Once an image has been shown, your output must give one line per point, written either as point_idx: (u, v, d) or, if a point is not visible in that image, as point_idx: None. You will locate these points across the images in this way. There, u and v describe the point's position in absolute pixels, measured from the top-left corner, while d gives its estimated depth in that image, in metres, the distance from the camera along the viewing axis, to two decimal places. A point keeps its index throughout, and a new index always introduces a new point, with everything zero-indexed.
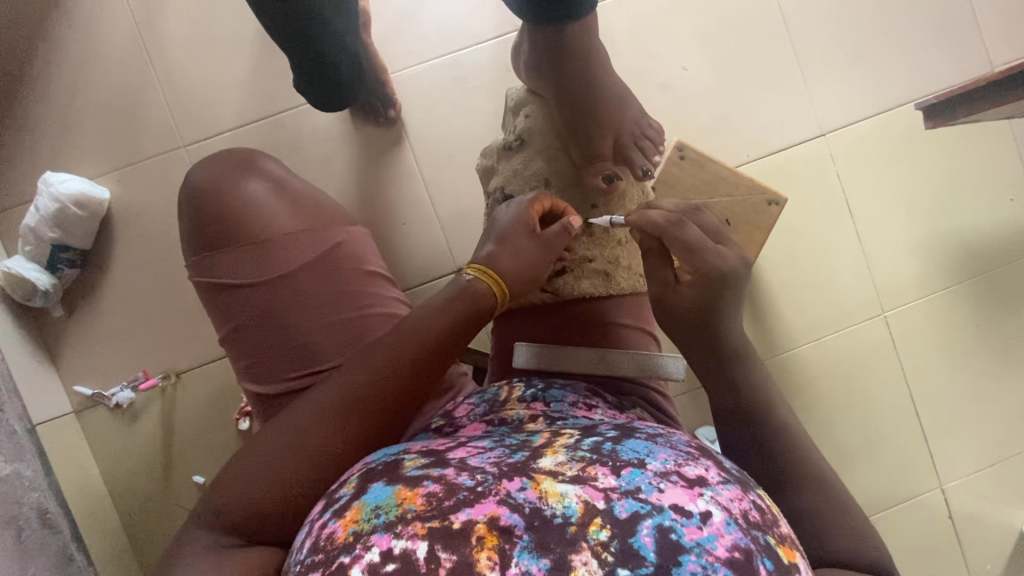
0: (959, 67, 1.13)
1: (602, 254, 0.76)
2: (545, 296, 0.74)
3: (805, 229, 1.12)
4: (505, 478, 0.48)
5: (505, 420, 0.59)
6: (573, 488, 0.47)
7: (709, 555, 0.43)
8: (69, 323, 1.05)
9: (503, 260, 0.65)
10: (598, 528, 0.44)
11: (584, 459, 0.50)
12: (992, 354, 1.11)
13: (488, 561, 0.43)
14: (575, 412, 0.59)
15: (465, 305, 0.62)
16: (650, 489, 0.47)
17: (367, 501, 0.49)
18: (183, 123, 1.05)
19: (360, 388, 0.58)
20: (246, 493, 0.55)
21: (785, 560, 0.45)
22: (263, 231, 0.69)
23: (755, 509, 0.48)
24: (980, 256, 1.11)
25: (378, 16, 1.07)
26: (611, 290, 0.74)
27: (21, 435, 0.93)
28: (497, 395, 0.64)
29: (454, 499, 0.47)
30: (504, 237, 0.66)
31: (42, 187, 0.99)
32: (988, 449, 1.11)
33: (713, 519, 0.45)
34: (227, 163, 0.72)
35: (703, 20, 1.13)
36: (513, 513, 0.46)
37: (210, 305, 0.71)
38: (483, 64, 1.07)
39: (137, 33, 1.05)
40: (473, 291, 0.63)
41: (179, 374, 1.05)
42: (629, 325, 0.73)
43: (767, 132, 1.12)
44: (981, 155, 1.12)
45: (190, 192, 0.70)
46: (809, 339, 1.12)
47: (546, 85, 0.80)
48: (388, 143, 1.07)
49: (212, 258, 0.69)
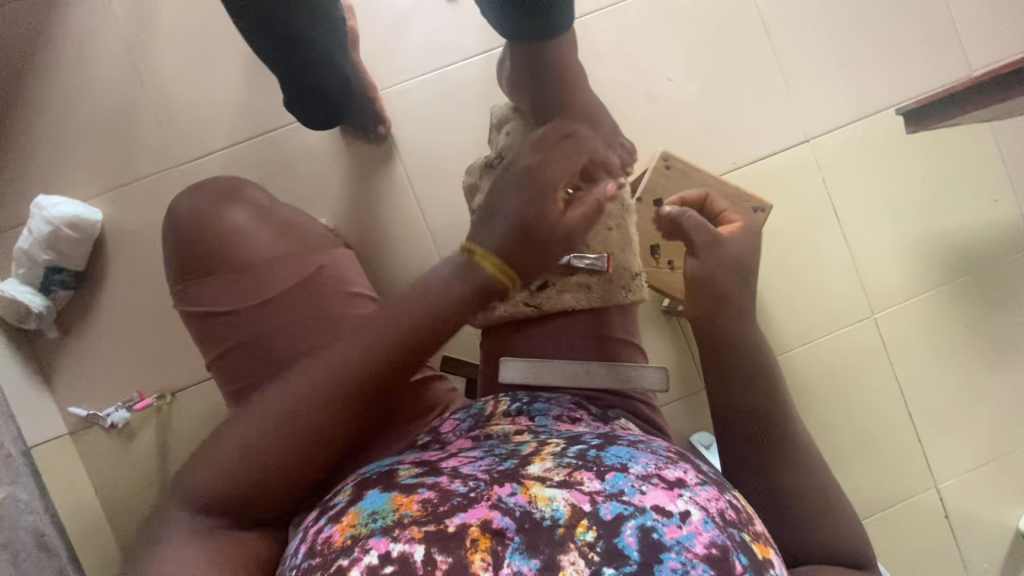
0: (938, 72, 1.15)
1: (586, 268, 0.77)
2: (528, 311, 0.73)
3: (793, 235, 1.13)
4: (496, 484, 0.53)
5: (491, 434, 0.61)
6: (561, 493, 0.51)
7: (688, 552, 0.48)
8: (62, 344, 1.05)
9: (512, 237, 0.58)
10: (584, 529, 0.49)
11: (570, 466, 0.54)
12: (982, 354, 1.12)
13: (481, 562, 0.48)
14: (557, 426, 0.62)
15: (467, 287, 0.58)
16: (633, 491, 0.51)
17: (363, 506, 0.53)
18: (175, 143, 1.06)
19: (336, 376, 0.56)
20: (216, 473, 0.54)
21: (760, 556, 0.51)
22: (246, 256, 0.69)
23: (732, 508, 0.53)
24: (966, 257, 1.13)
25: (367, 34, 1.08)
26: (593, 302, 0.75)
27: (16, 458, 0.94)
28: (482, 409, 0.66)
29: (449, 505, 0.51)
30: (520, 191, 0.58)
31: (35, 211, 1.00)
32: (980, 448, 1.12)
33: (692, 518, 0.50)
34: (209, 192, 0.73)
35: (688, 31, 1.14)
36: (504, 517, 0.50)
37: (195, 332, 0.71)
38: (472, 79, 1.09)
39: (129, 55, 1.06)
40: (472, 273, 0.58)
41: (174, 394, 1.05)
42: (605, 337, 0.73)
43: (753, 138, 1.14)
44: (964, 158, 1.14)
45: (174, 221, 0.71)
46: (802, 344, 1.13)
47: (523, 100, 0.80)
48: (379, 158, 1.08)
49: (197, 286, 0.70)
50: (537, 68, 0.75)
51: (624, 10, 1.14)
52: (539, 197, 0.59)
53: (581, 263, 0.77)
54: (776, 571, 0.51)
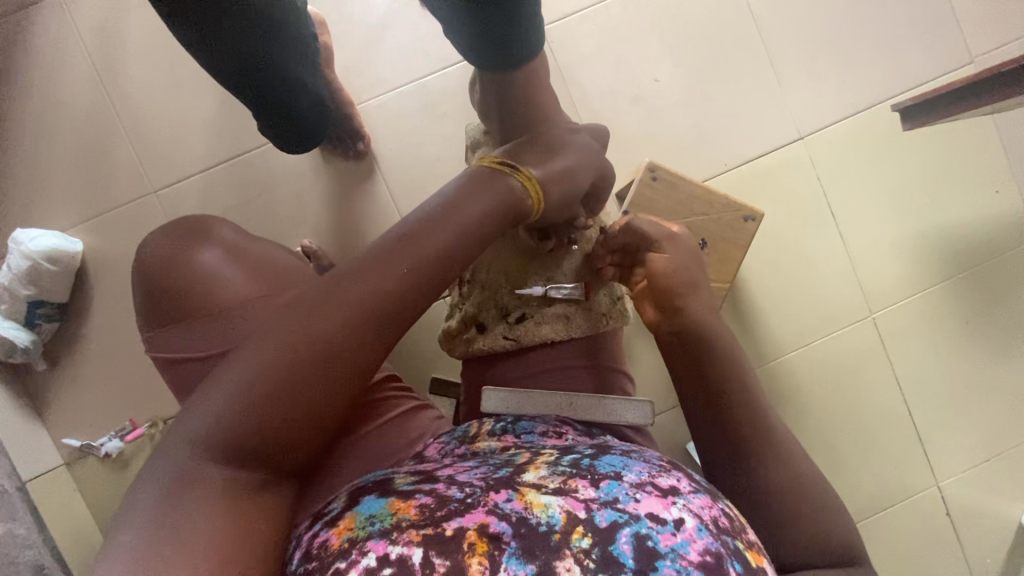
0: (936, 61, 1.10)
1: (563, 298, 0.75)
2: (507, 343, 0.73)
3: (788, 236, 1.10)
4: (492, 490, 0.53)
5: (477, 451, 0.61)
6: (556, 500, 0.51)
7: (683, 559, 0.48)
8: (52, 377, 1.04)
9: (545, 172, 0.65)
10: (580, 536, 0.49)
11: (565, 473, 0.55)
12: (983, 349, 1.09)
13: (479, 566, 0.47)
14: (546, 441, 0.62)
15: (498, 196, 0.60)
16: (627, 499, 0.52)
17: (359, 511, 0.52)
18: (152, 169, 1.04)
19: (322, 341, 0.50)
20: (206, 433, 0.49)
21: (753, 564, 0.50)
22: (210, 296, 0.67)
23: (724, 515, 0.53)
24: (965, 251, 1.10)
25: (341, 47, 1.05)
26: (571, 333, 0.73)
27: (12, 494, 0.96)
28: (467, 431, 0.66)
29: (446, 509, 0.51)
30: (558, 150, 0.68)
31: (13, 245, 0.98)
32: (983, 443, 1.09)
33: (685, 525, 0.50)
34: (180, 233, 0.71)
35: (674, 29, 1.10)
36: (501, 522, 0.50)
37: (170, 377, 0.70)
38: (451, 89, 1.06)
39: (98, 79, 1.04)
40: (508, 182, 0.61)
41: (167, 421, 1.05)
42: (586, 367, 0.72)
43: (744, 139, 1.10)
44: (964, 150, 1.11)
45: (145, 266, 0.70)
46: (798, 346, 1.10)
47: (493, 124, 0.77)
48: (360, 175, 1.06)
49: (166, 331, 0.68)
50: (510, 100, 0.70)
51: (606, 11, 1.10)
52: (572, 161, 0.68)
53: (557, 293, 0.75)
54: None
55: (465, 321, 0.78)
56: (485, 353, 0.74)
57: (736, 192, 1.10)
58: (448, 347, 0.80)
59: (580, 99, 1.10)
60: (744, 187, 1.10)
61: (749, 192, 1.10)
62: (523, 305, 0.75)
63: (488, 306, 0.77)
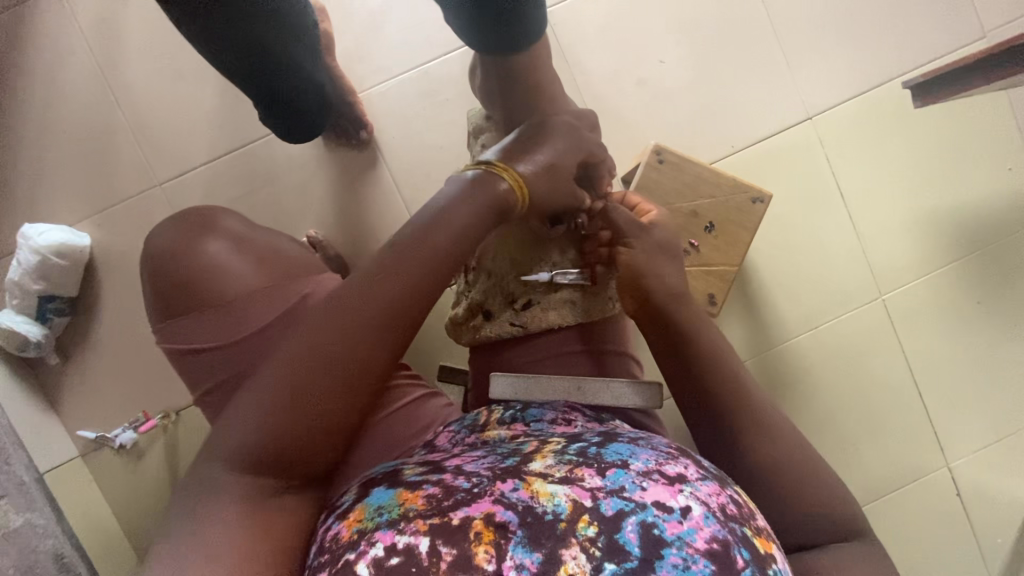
0: (946, 35, 1.08)
1: (569, 282, 0.74)
2: (514, 330, 0.73)
3: (796, 218, 1.09)
4: (499, 479, 0.53)
5: (488, 441, 0.61)
6: (562, 488, 0.51)
7: (689, 547, 0.48)
8: (63, 371, 1.05)
9: (530, 165, 0.64)
10: (586, 524, 0.49)
11: (571, 462, 0.54)
12: (995, 329, 1.08)
13: (485, 554, 0.47)
14: (554, 429, 0.62)
15: (482, 196, 0.59)
16: (634, 488, 0.51)
17: (368, 503, 0.52)
18: (157, 161, 1.04)
19: (343, 336, 0.51)
20: (239, 436, 0.50)
21: (760, 551, 0.50)
22: (220, 287, 0.68)
23: (732, 503, 0.53)
24: (977, 229, 1.08)
25: (342, 35, 1.04)
26: (579, 318, 0.73)
27: (29, 484, 0.95)
28: (476, 419, 0.66)
29: (453, 499, 0.51)
30: (542, 139, 0.66)
31: (22, 241, 0.99)
32: (994, 424, 1.08)
33: (692, 513, 0.50)
34: (188, 224, 0.72)
35: (678, 10, 1.08)
36: (507, 511, 0.50)
37: (180, 369, 0.71)
38: (454, 74, 1.05)
39: (100, 71, 1.03)
40: (491, 181, 0.60)
41: (179, 412, 1.05)
42: (594, 352, 0.72)
43: (750, 121, 1.09)
44: (976, 127, 1.09)
45: (152, 256, 0.70)
46: (807, 330, 1.09)
47: (496, 109, 0.76)
48: (364, 164, 1.05)
49: (178, 323, 0.69)
50: (508, 82, 0.70)
51: None
52: (556, 147, 0.66)
53: (564, 279, 0.74)
54: (778, 565, 0.51)
55: (471, 308, 0.77)
56: (493, 339, 0.74)
57: (742, 174, 1.08)
58: (455, 334, 0.80)
59: (584, 84, 1.09)
60: (750, 168, 1.09)
61: (756, 173, 1.08)
62: (530, 290, 0.75)
63: (494, 293, 0.77)
